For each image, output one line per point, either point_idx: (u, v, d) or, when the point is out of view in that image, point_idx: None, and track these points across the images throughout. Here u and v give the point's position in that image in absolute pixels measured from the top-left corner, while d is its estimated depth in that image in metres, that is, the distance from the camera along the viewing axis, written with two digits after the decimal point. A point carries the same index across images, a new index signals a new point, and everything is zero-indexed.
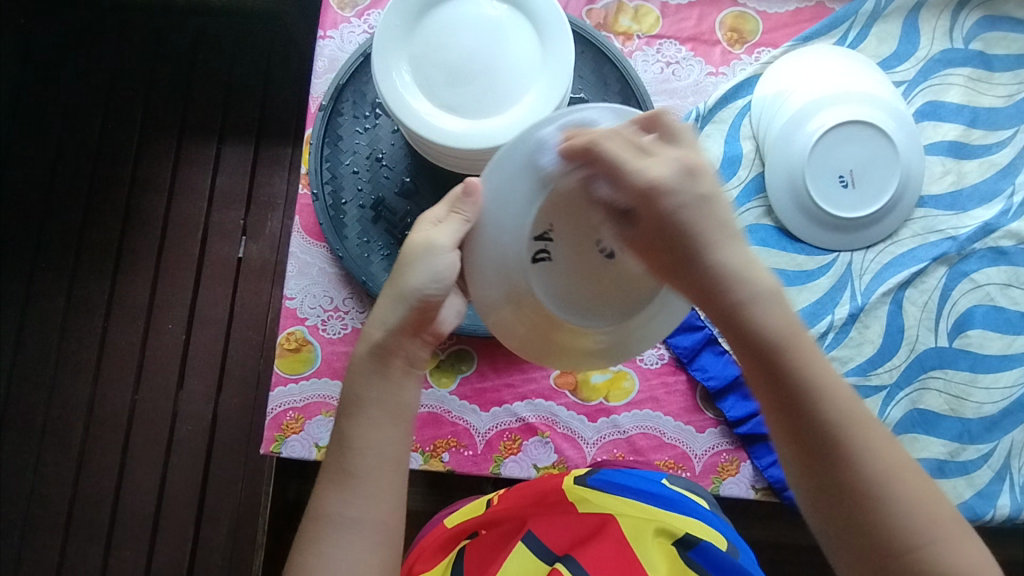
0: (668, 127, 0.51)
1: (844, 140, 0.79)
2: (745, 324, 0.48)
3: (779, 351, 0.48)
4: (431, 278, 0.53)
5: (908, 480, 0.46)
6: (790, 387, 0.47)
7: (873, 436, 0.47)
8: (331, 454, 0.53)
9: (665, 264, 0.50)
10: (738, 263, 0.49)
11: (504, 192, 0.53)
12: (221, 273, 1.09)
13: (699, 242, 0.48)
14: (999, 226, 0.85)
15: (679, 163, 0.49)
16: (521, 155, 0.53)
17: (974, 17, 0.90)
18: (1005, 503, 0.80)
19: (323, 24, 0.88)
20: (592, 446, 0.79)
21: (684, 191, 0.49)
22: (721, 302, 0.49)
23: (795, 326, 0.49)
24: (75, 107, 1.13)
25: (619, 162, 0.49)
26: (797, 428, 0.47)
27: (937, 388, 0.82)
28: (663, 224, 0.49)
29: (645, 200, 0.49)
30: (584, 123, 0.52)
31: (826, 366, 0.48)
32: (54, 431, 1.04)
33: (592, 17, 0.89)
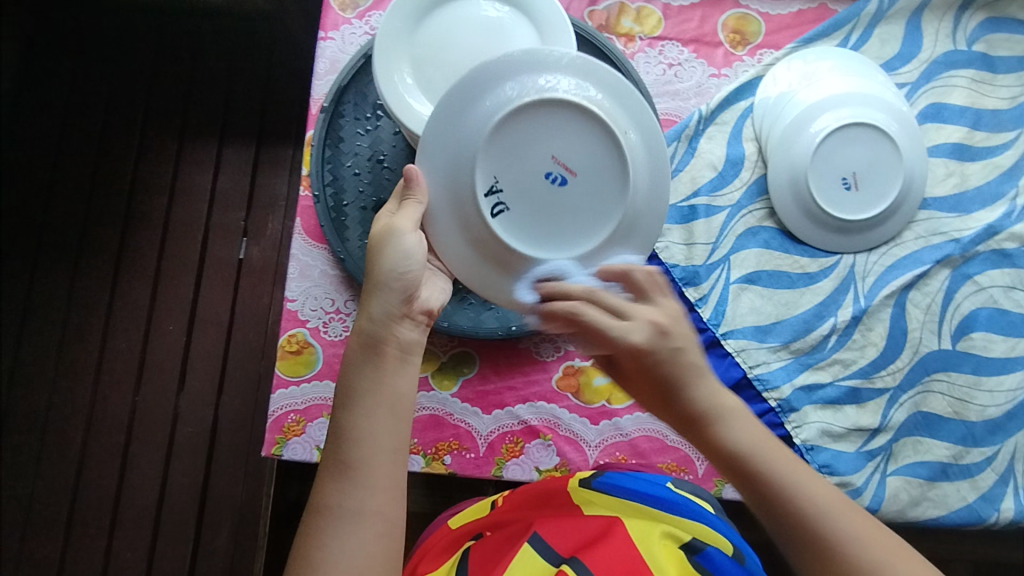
0: (639, 283, 0.54)
1: (846, 142, 0.79)
2: (719, 447, 0.49)
3: (753, 469, 0.47)
4: (403, 259, 0.56)
5: (907, 566, 0.43)
6: (774, 503, 0.46)
7: (860, 528, 0.44)
8: (327, 449, 0.51)
9: (653, 400, 0.52)
10: (711, 397, 0.50)
11: (442, 162, 0.59)
12: (222, 275, 1.09)
13: (678, 384, 0.50)
14: (1002, 228, 0.85)
15: (652, 323, 0.51)
16: (445, 119, 0.58)
17: (977, 19, 0.90)
18: (1009, 507, 0.80)
19: (324, 25, 0.87)
20: (594, 449, 0.79)
21: (659, 348, 0.50)
22: (697, 432, 0.50)
23: (766, 440, 0.49)
24: (76, 108, 1.13)
25: (602, 330, 0.51)
26: (797, 550, 0.45)
27: (940, 391, 0.82)
28: (648, 374, 0.50)
29: (623, 355, 0.51)
30: (490, 74, 0.58)
31: (804, 471, 0.47)
32: (54, 433, 1.04)
33: (593, 19, 0.88)
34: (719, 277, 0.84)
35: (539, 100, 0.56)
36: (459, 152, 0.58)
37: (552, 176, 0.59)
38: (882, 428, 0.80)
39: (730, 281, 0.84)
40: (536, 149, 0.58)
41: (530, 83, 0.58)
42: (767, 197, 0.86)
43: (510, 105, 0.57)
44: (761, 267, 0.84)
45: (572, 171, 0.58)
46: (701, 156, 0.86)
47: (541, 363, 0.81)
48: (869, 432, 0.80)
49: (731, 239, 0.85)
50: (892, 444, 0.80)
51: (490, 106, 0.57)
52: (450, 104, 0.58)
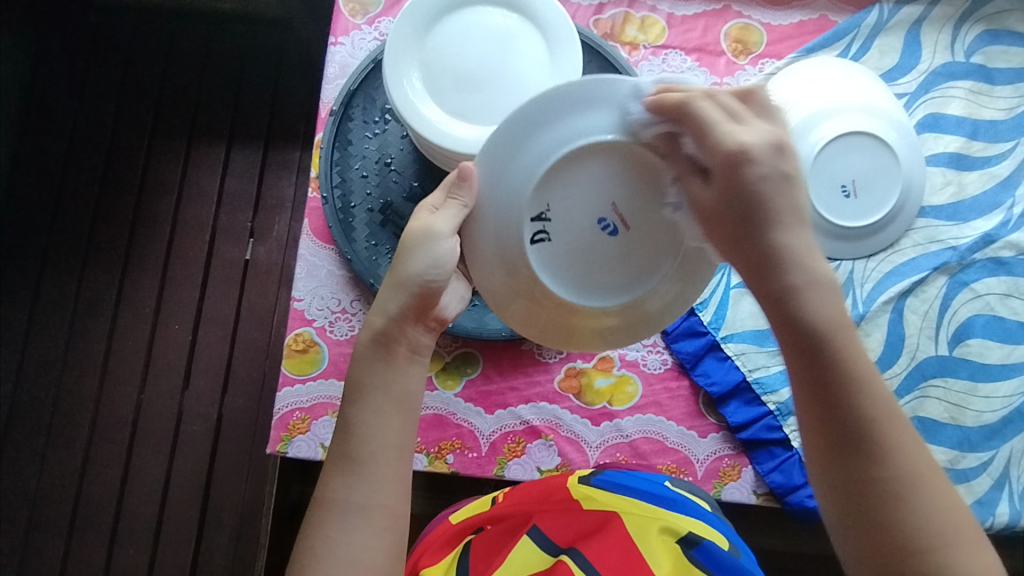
0: (763, 101, 0.50)
1: (846, 152, 0.80)
2: (795, 308, 0.45)
3: (826, 337, 0.44)
4: (431, 264, 0.54)
5: (940, 485, 0.43)
6: (842, 382, 0.44)
7: (907, 430, 0.44)
8: (335, 441, 0.52)
9: (726, 238, 0.48)
10: (803, 246, 0.46)
11: (496, 182, 0.54)
12: (229, 274, 1.10)
13: (770, 221, 0.46)
14: (999, 236, 0.86)
15: (772, 139, 0.48)
16: (511, 139, 0.54)
17: (976, 31, 0.92)
18: (1004, 512, 0.80)
19: (335, 30, 0.89)
20: (595, 450, 0.80)
21: (767, 164, 0.47)
22: (774, 288, 0.46)
23: (845, 316, 0.46)
24: (88, 108, 1.15)
25: (708, 123, 0.48)
26: (832, 419, 0.44)
27: (937, 397, 0.83)
28: (736, 196, 0.46)
29: (724, 164, 0.47)
30: (573, 100, 0.52)
31: (870, 359, 0.46)
32: (60, 428, 1.05)
33: (599, 27, 0.90)
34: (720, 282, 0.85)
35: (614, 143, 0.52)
36: (514, 179, 0.54)
37: (604, 223, 0.55)
38: None
39: (730, 286, 0.85)
40: (598, 192, 0.54)
41: (605, 122, 0.52)
42: None
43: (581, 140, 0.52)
44: None
45: (625, 221, 0.55)
46: None
47: (544, 364, 0.82)
48: None
49: None
50: None
51: (563, 137, 0.53)
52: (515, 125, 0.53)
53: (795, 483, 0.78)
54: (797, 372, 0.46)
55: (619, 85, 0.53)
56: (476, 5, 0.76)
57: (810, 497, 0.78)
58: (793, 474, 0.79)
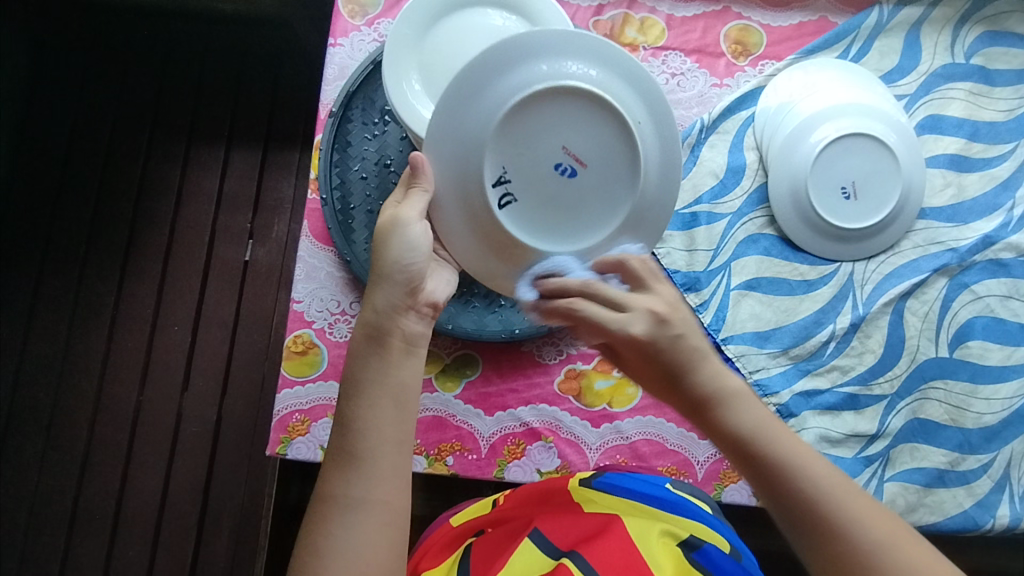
0: (636, 275, 0.55)
1: (845, 153, 0.80)
2: (722, 426, 0.47)
3: (753, 444, 0.46)
4: (407, 250, 0.56)
5: (912, 554, 0.41)
6: (780, 483, 0.44)
7: (863, 505, 0.43)
8: (333, 438, 0.51)
9: (658, 386, 0.51)
10: (716, 378, 0.48)
11: (452, 153, 0.59)
12: (229, 276, 1.10)
13: (681, 367, 0.48)
14: (999, 238, 0.86)
15: (651, 313, 0.50)
16: (457, 105, 0.58)
17: (976, 32, 0.92)
18: (1004, 514, 0.80)
19: (334, 32, 0.89)
20: (595, 452, 0.80)
21: (661, 339, 0.49)
22: (701, 418, 0.48)
23: (771, 419, 0.47)
24: (87, 110, 1.15)
25: (597, 321, 0.51)
26: (788, 514, 0.44)
27: (937, 398, 0.83)
28: (650, 358, 0.49)
29: (621, 345, 0.50)
30: (502, 57, 0.58)
31: (812, 450, 0.45)
32: (58, 429, 1.05)
33: (598, 28, 0.90)
34: (720, 284, 0.85)
35: (551, 88, 0.57)
36: (467, 145, 0.58)
37: (561, 167, 0.60)
38: (880, 434, 0.81)
39: (730, 287, 0.85)
40: (548, 140, 0.59)
41: (532, 71, 0.58)
42: (768, 205, 0.87)
43: (521, 93, 0.57)
44: (761, 273, 0.85)
45: (581, 162, 0.60)
46: (703, 164, 0.88)
47: (544, 366, 0.82)
48: (868, 437, 0.81)
49: (732, 246, 0.86)
50: (890, 450, 0.81)
51: (501, 94, 0.58)
52: (457, 91, 0.59)
53: None
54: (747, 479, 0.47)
55: (547, 37, 0.58)
56: (475, 7, 0.75)
57: None
58: None
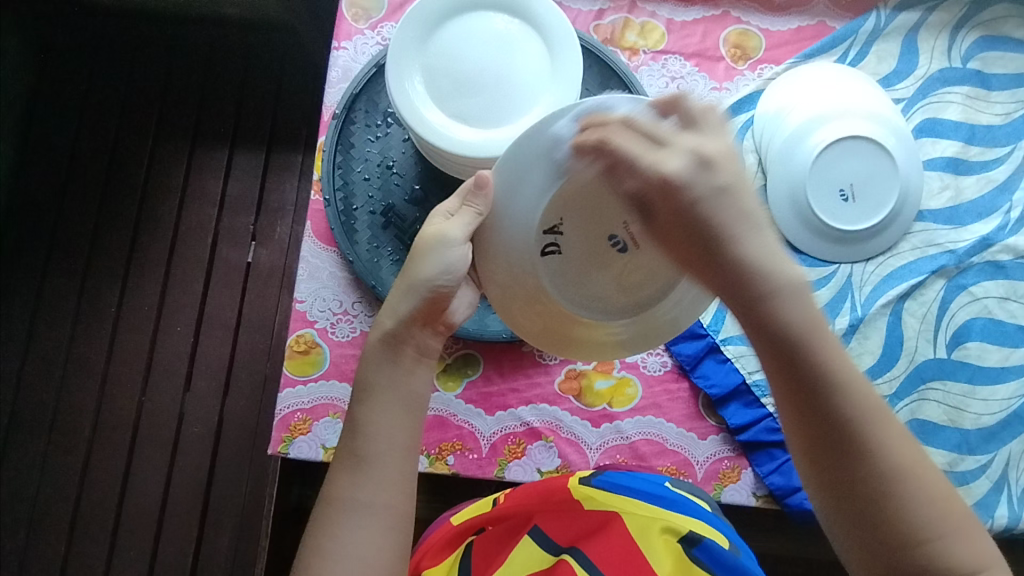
0: (688, 110, 0.50)
1: (844, 156, 0.81)
2: (770, 318, 0.47)
3: (799, 343, 0.46)
4: (442, 269, 0.55)
5: (928, 476, 0.46)
6: (814, 389, 0.46)
7: (891, 427, 0.46)
8: (343, 440, 0.53)
9: (691, 260, 0.49)
10: (761, 260, 0.47)
11: (512, 189, 0.54)
12: (231, 277, 1.11)
13: (726, 235, 0.47)
14: (996, 240, 0.87)
15: (693, 154, 0.48)
16: (529, 147, 0.53)
17: (973, 37, 0.93)
18: (1003, 514, 0.81)
19: (338, 35, 0.90)
20: (595, 452, 0.80)
21: (697, 184, 0.47)
22: (746, 299, 0.47)
23: (818, 317, 0.47)
24: (92, 112, 1.16)
25: (632, 157, 0.48)
26: (817, 425, 0.46)
27: (936, 399, 0.84)
28: (683, 217, 0.47)
29: (656, 193, 0.48)
30: (602, 114, 0.51)
31: (847, 358, 0.47)
32: (61, 429, 1.05)
33: (599, 33, 0.91)
34: None
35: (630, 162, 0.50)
36: (530, 189, 0.53)
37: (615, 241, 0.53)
38: None
39: None
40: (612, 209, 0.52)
41: (633, 141, 0.51)
42: None
43: (600, 156, 0.51)
44: None
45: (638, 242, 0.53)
46: None
47: (545, 366, 0.83)
48: None
49: None
50: None
51: (585, 149, 0.51)
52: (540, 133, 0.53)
53: (795, 486, 0.79)
54: (778, 381, 0.48)
55: (648, 109, 0.51)
56: (477, 10, 0.76)
57: None
58: (792, 476, 0.79)
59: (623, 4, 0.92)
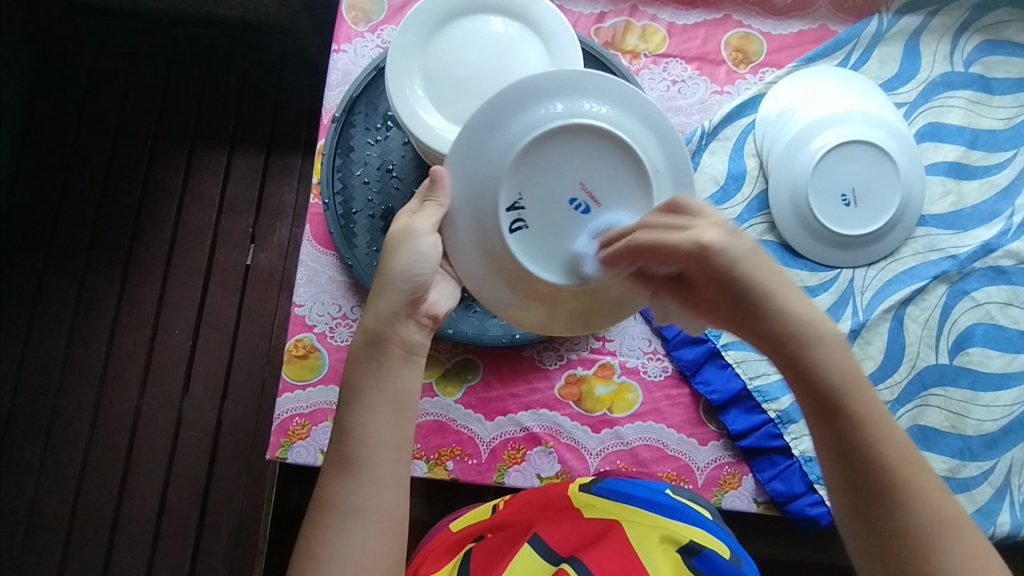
0: (687, 207, 0.53)
1: (845, 160, 0.81)
2: (808, 370, 0.48)
3: (839, 394, 0.47)
4: (416, 260, 0.55)
5: (969, 537, 0.44)
6: (849, 434, 0.46)
7: (930, 481, 0.45)
8: (332, 444, 0.51)
9: (731, 317, 0.51)
10: (804, 317, 0.49)
11: (468, 174, 0.57)
12: (230, 280, 1.10)
13: (765, 294, 0.49)
14: (999, 245, 0.87)
15: (722, 228, 0.50)
16: (476, 133, 0.56)
17: (975, 41, 0.92)
18: (1005, 521, 0.80)
19: (337, 38, 0.89)
20: (595, 457, 0.80)
21: (732, 250, 0.49)
22: (785, 354, 0.48)
23: (860, 373, 0.48)
24: (91, 114, 1.15)
25: (667, 242, 0.51)
26: (851, 469, 0.46)
27: (937, 405, 0.83)
28: (721, 282, 0.49)
29: (693, 262, 0.50)
30: (530, 91, 0.56)
31: (888, 413, 0.47)
32: (59, 432, 1.05)
33: (600, 36, 0.91)
34: None
35: (578, 124, 0.55)
36: (488, 167, 0.56)
37: (577, 204, 0.57)
38: None
39: None
40: (566, 173, 0.56)
41: (568, 106, 0.56)
42: (769, 212, 0.87)
43: (543, 127, 0.55)
44: None
45: (597, 201, 0.57)
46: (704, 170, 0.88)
47: (544, 371, 0.82)
48: None
49: None
50: None
51: (528, 122, 0.55)
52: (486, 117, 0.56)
53: (795, 492, 0.79)
54: (813, 426, 0.48)
55: (574, 74, 0.56)
56: (477, 13, 0.76)
57: (811, 505, 0.79)
58: (793, 482, 0.79)
59: (624, 7, 0.92)
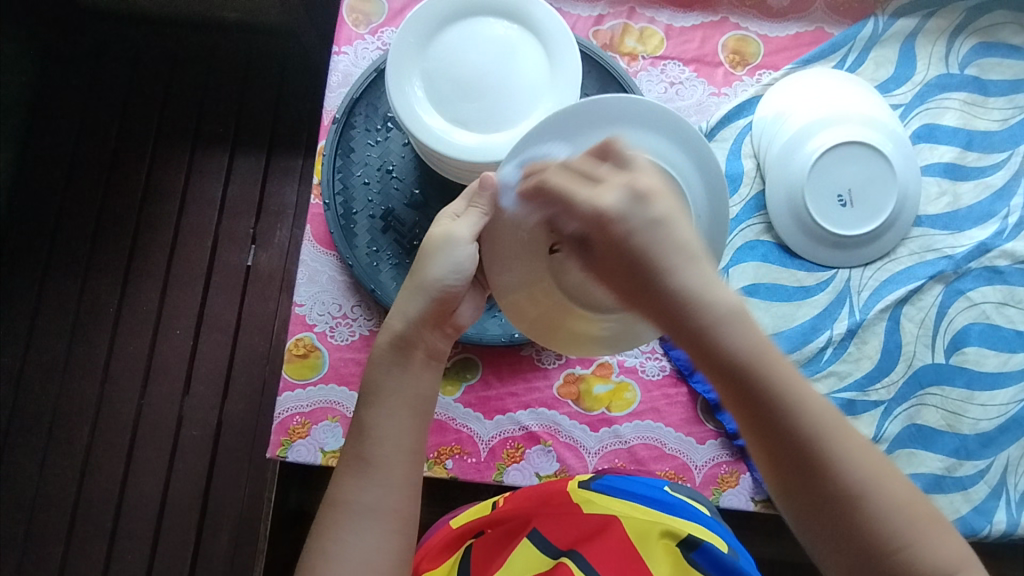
0: (618, 154, 0.51)
1: (841, 161, 0.81)
2: (715, 351, 0.45)
3: (748, 371, 0.45)
4: (452, 269, 0.56)
5: (891, 483, 0.45)
6: (768, 412, 0.45)
7: (849, 438, 0.45)
8: (350, 443, 0.53)
9: (634, 292, 0.48)
10: (702, 288, 0.45)
11: (520, 191, 0.57)
12: (230, 281, 1.11)
13: (664, 267, 0.46)
14: (994, 246, 0.87)
15: (627, 188, 0.49)
16: (538, 147, 0.56)
17: (970, 43, 0.93)
18: (1000, 520, 0.81)
19: (338, 40, 0.90)
20: (594, 455, 0.80)
21: (632, 217, 0.47)
22: (691, 332, 0.45)
23: (765, 341, 0.45)
24: (93, 115, 1.16)
25: (573, 199, 0.50)
26: (775, 444, 0.45)
27: (934, 404, 0.84)
28: (616, 253, 0.47)
29: (595, 228, 0.49)
30: (599, 118, 0.56)
31: (797, 372, 0.46)
32: (60, 431, 1.05)
33: (598, 38, 0.91)
34: None
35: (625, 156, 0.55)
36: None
37: None
38: (878, 440, 0.82)
39: None
40: None
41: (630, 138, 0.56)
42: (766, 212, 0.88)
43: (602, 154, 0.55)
44: (759, 279, 0.86)
45: None
46: None
47: (543, 370, 0.83)
48: None
49: (730, 252, 0.87)
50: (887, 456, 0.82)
51: (588, 147, 0.56)
52: (535, 137, 0.56)
53: None
54: (733, 406, 0.47)
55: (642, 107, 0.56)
56: (476, 16, 0.77)
57: None
58: None
59: (623, 9, 0.93)
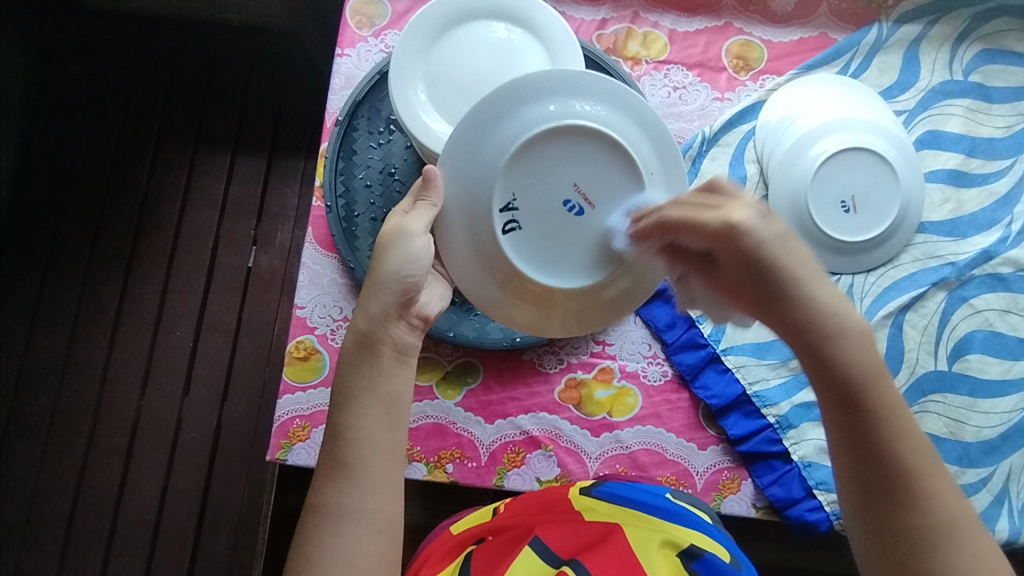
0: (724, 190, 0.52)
1: (847, 165, 0.81)
2: (827, 358, 0.48)
3: (860, 383, 0.47)
4: (408, 261, 0.56)
5: (976, 538, 0.45)
6: (866, 419, 0.47)
7: (941, 480, 0.46)
8: (325, 446, 0.51)
9: (751, 299, 0.51)
10: (830, 306, 0.49)
11: (464, 174, 0.59)
12: (231, 283, 1.11)
13: (790, 278, 0.49)
14: (997, 253, 0.87)
15: (758, 210, 0.50)
16: (474, 131, 0.59)
17: (974, 50, 0.93)
18: (1003, 528, 0.80)
19: (342, 42, 0.90)
20: (594, 461, 0.80)
21: (762, 231, 0.49)
22: (806, 339, 0.49)
23: (880, 363, 0.48)
24: (95, 115, 1.16)
25: (696, 222, 0.51)
26: (865, 456, 0.47)
27: (936, 411, 0.83)
28: (749, 262, 0.49)
29: (721, 244, 0.50)
30: (528, 91, 0.58)
31: (906, 408, 0.48)
32: (60, 432, 1.05)
33: (602, 42, 0.91)
34: None
35: (567, 125, 0.57)
36: (483, 165, 0.59)
37: (570, 205, 0.59)
38: None
39: None
40: (561, 175, 0.59)
41: (567, 106, 0.58)
42: None
43: (540, 127, 0.57)
44: None
45: (590, 202, 0.59)
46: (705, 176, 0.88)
47: (544, 374, 0.82)
48: None
49: None
50: None
51: (525, 122, 0.58)
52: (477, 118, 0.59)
53: (795, 497, 0.79)
54: (829, 413, 0.49)
55: (572, 75, 0.59)
56: (480, 20, 0.77)
57: (810, 510, 0.79)
58: (792, 487, 0.79)
59: (626, 14, 0.93)
